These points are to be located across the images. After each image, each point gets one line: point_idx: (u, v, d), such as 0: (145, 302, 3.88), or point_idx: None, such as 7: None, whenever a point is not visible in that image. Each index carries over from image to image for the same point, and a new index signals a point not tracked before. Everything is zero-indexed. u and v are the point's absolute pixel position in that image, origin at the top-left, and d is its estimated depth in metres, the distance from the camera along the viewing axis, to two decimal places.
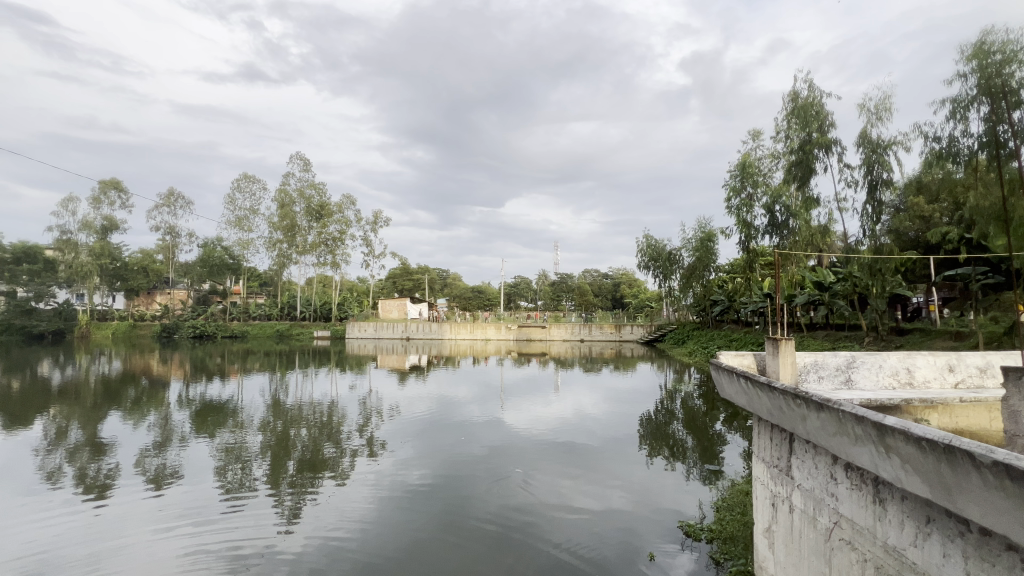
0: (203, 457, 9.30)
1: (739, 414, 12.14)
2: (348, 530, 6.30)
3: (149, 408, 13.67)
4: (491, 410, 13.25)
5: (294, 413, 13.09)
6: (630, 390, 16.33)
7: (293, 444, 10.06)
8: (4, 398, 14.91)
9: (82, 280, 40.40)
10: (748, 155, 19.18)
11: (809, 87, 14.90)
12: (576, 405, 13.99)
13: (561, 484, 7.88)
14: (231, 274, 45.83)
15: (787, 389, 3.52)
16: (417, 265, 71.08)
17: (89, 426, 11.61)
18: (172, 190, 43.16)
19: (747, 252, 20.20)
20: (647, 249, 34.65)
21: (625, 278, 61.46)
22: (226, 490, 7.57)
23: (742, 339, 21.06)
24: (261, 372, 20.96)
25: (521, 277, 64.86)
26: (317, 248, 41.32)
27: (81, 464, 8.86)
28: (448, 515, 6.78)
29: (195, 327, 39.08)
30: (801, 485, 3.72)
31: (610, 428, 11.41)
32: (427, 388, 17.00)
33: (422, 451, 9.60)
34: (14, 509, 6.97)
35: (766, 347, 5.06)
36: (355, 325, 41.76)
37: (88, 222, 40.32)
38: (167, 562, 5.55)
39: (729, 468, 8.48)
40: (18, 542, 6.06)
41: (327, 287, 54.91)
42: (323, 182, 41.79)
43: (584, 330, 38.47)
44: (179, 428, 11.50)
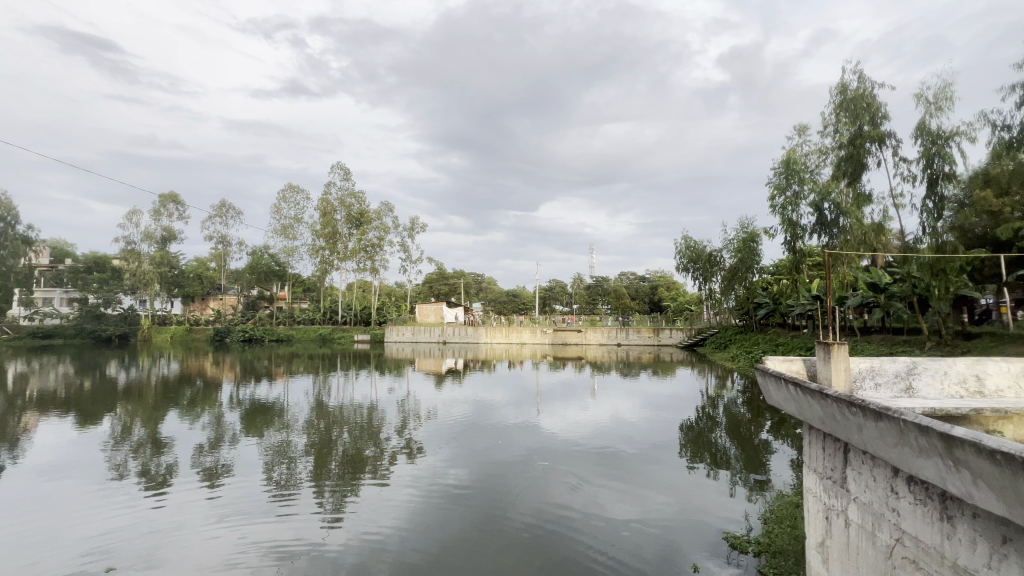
0: (254, 455, 9.74)
1: (786, 423, 11.60)
2: (386, 531, 6.36)
3: (202, 408, 14.44)
4: (527, 414, 13.22)
5: (335, 414, 13.54)
6: (669, 396, 15.91)
7: (335, 445, 10.37)
8: (75, 398, 16.07)
9: (144, 287, 43.25)
10: (793, 152, 18.39)
11: (858, 79, 14.18)
12: (613, 410, 13.79)
13: (598, 491, 7.75)
14: (277, 280, 47.91)
15: (841, 396, 3.34)
16: (453, 270, 72.25)
17: (150, 424, 12.38)
18: (223, 201, 45.62)
19: (793, 253, 19.36)
20: (686, 251, 33.77)
21: (662, 281, 60.16)
22: (273, 488, 7.87)
23: (789, 343, 20.14)
24: (305, 375, 21.81)
25: (556, 280, 64.67)
26: (357, 254, 42.66)
27: (143, 459, 9.45)
28: (486, 519, 6.76)
29: (245, 331, 41.06)
30: (858, 498, 3.51)
31: (648, 434, 11.15)
32: (463, 391, 17.17)
33: (459, 454, 9.69)
34: (82, 502, 7.41)
35: (816, 352, 4.83)
36: (393, 329, 42.66)
37: (149, 233, 43.19)
38: (222, 552, 5.83)
39: (777, 479, 8.09)
40: (83, 533, 6.40)
41: (367, 292, 56.55)
42: (363, 191, 43.12)
43: (621, 334, 37.74)
44: (230, 427, 12.08)
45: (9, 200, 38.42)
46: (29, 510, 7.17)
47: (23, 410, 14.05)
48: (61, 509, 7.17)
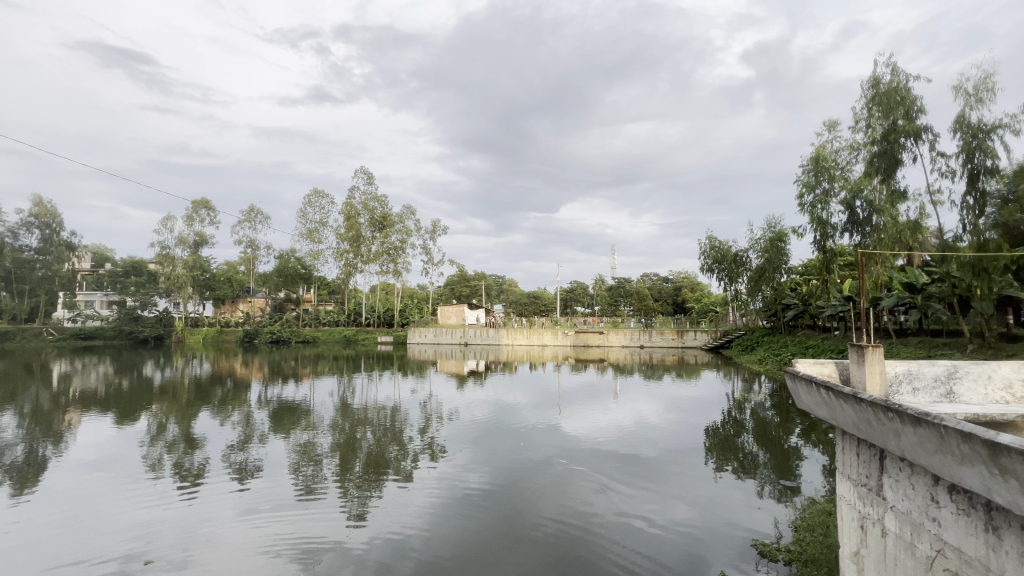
0: (281, 453, 9.98)
1: (817, 428, 11.25)
2: (409, 531, 6.41)
3: (232, 407, 14.86)
4: (549, 416, 13.20)
5: (360, 415, 13.78)
6: (694, 399, 15.61)
7: (359, 445, 10.54)
8: (114, 397, 16.72)
9: (178, 290, 44.83)
10: (823, 149, 17.87)
11: (892, 71, 13.69)
12: (636, 413, 13.63)
13: (621, 496, 7.65)
14: (303, 283, 49.01)
15: (876, 400, 3.23)
16: (475, 273, 72.80)
17: (184, 422, 12.84)
18: (252, 207, 46.99)
19: (823, 252, 18.79)
20: (710, 251, 33.16)
21: (685, 282, 59.24)
22: (300, 486, 8.05)
23: (820, 346, 19.54)
24: (330, 376, 22.25)
25: (577, 282, 64.30)
26: (380, 257, 43.33)
27: (177, 456, 9.79)
28: (508, 522, 6.76)
29: (273, 333, 42.06)
30: (895, 507, 3.38)
31: (673, 438, 10.98)
32: (485, 393, 17.23)
33: (481, 456, 9.72)
34: (122, 496, 7.72)
35: (850, 355, 4.67)
36: (416, 331, 43.08)
37: (183, 238, 44.78)
38: (251, 548, 5.98)
39: (808, 485, 7.86)
40: (122, 526, 6.67)
41: (390, 294, 57.38)
42: (385, 195, 43.78)
43: (644, 336, 37.26)
44: (259, 426, 12.41)
45: (54, 208, 40.43)
46: (74, 503, 7.51)
47: (67, 408, 14.74)
48: (101, 503, 7.47)
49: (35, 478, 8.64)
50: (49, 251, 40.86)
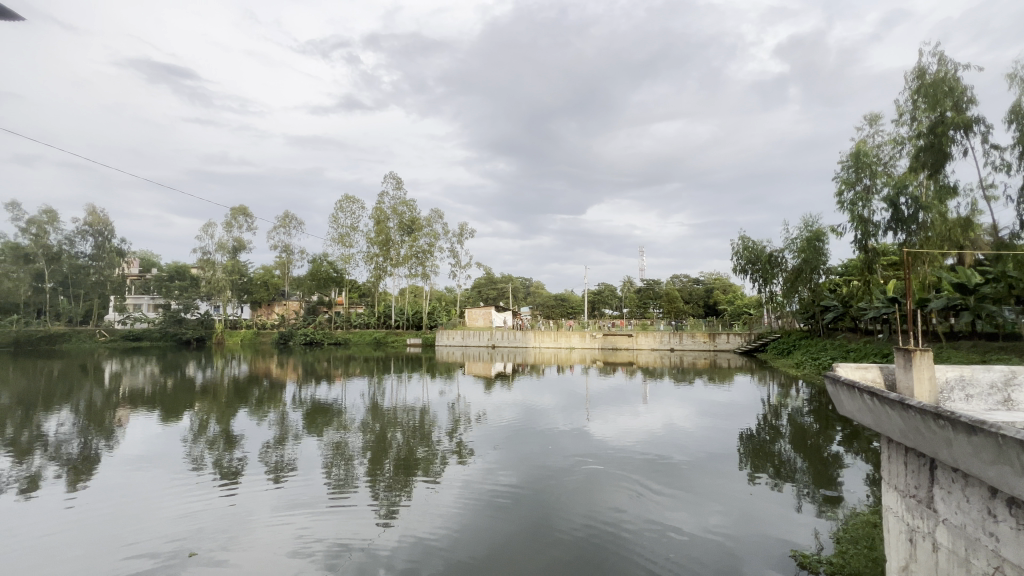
0: (314, 452, 10.26)
1: (860, 435, 10.74)
2: (437, 533, 6.47)
3: (268, 407, 15.33)
4: (576, 420, 13.11)
5: (389, 415, 14.04)
6: (727, 404, 15.17)
7: (389, 445, 10.72)
8: (159, 395, 17.56)
9: (218, 293, 46.75)
10: (864, 143, 17.12)
11: (939, 61, 13.02)
12: (666, 417, 13.36)
13: (651, 501, 7.50)
14: (335, 286, 50.26)
15: (925, 407, 3.07)
16: (502, 276, 73.21)
17: (223, 420, 13.39)
18: (287, 213, 48.57)
19: (865, 252, 17.97)
20: (744, 251, 32.25)
21: (718, 284, 57.81)
22: (332, 485, 8.22)
23: (862, 349, 18.69)
24: (361, 377, 22.75)
25: (605, 284, 63.56)
26: (408, 260, 44.06)
27: (217, 453, 10.19)
28: (537, 525, 6.72)
29: (306, 335, 43.24)
30: (947, 520, 3.20)
31: (705, 443, 10.70)
32: (512, 395, 17.28)
33: (508, 458, 9.73)
34: (167, 491, 8.07)
35: (896, 359, 4.44)
36: (444, 333, 43.51)
37: (222, 243, 46.69)
38: (286, 545, 6.17)
39: (851, 495, 7.51)
40: (167, 518, 7.01)
41: (419, 297, 58.17)
42: (414, 199, 44.47)
43: (674, 338, 36.54)
44: (294, 425, 12.82)
45: (106, 216, 42.87)
46: (123, 496, 7.88)
47: (117, 405, 15.56)
48: (147, 496, 7.86)
49: (89, 472, 9.13)
50: (101, 257, 43.30)
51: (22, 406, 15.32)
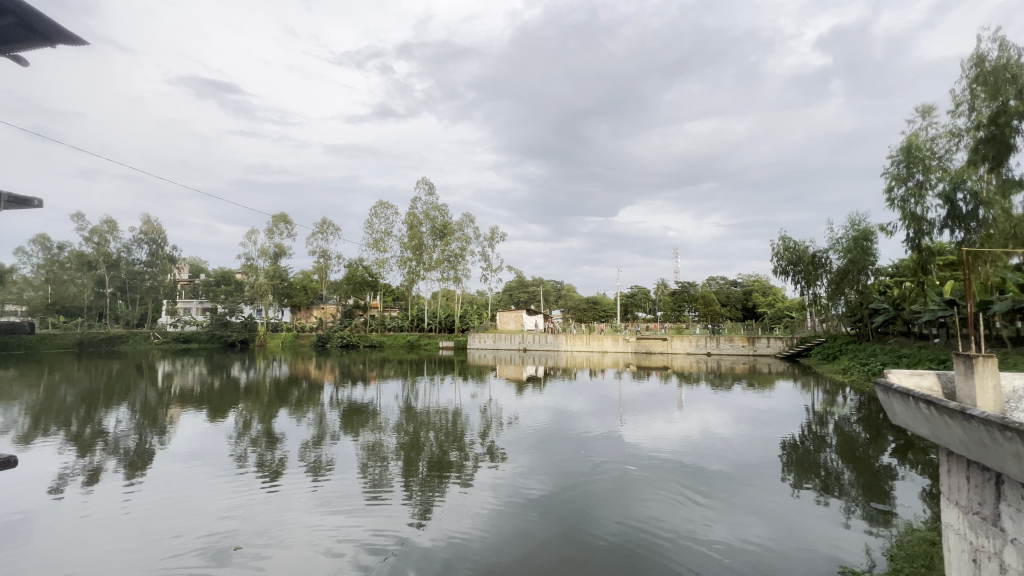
0: (351, 452, 10.52)
1: (915, 446, 10.10)
2: (469, 533, 6.51)
3: (308, 407, 15.84)
4: (609, 424, 12.94)
5: (422, 417, 14.25)
6: (768, 411, 14.58)
7: (422, 447, 10.88)
8: (207, 395, 18.46)
9: (261, 297, 48.75)
10: (916, 137, 16.16)
11: (1001, 47, 12.15)
12: (703, 423, 12.99)
13: (688, 509, 7.30)
14: (370, 290, 51.49)
15: (990, 417, 2.85)
16: (533, 279, 73.31)
17: (265, 419, 13.95)
18: (325, 219, 50.18)
19: (918, 251, 16.94)
20: (784, 252, 31.06)
21: (757, 286, 55.89)
22: (368, 484, 8.39)
23: (916, 355, 17.63)
24: (395, 379, 23.21)
25: (639, 287, 62.40)
26: (441, 264, 44.72)
27: (260, 451, 10.59)
28: (570, 530, 6.64)
29: (343, 337, 44.48)
30: (1016, 539, 2.97)
31: (745, 451, 10.33)
32: (544, 399, 17.22)
33: (540, 462, 9.68)
34: (214, 486, 8.45)
35: (954, 366, 4.17)
36: (475, 336, 43.92)
37: (264, 250, 48.67)
38: (324, 540, 6.34)
39: (905, 510, 7.06)
40: (214, 511, 7.35)
41: (451, 301, 58.83)
42: (446, 204, 45.10)
43: (711, 342, 35.47)
44: (331, 426, 13.21)
45: (158, 225, 45.46)
46: (175, 490, 8.31)
47: (169, 404, 16.46)
48: (197, 490, 8.28)
49: (143, 466, 9.67)
50: (155, 264, 45.99)
51: (85, 403, 16.41)
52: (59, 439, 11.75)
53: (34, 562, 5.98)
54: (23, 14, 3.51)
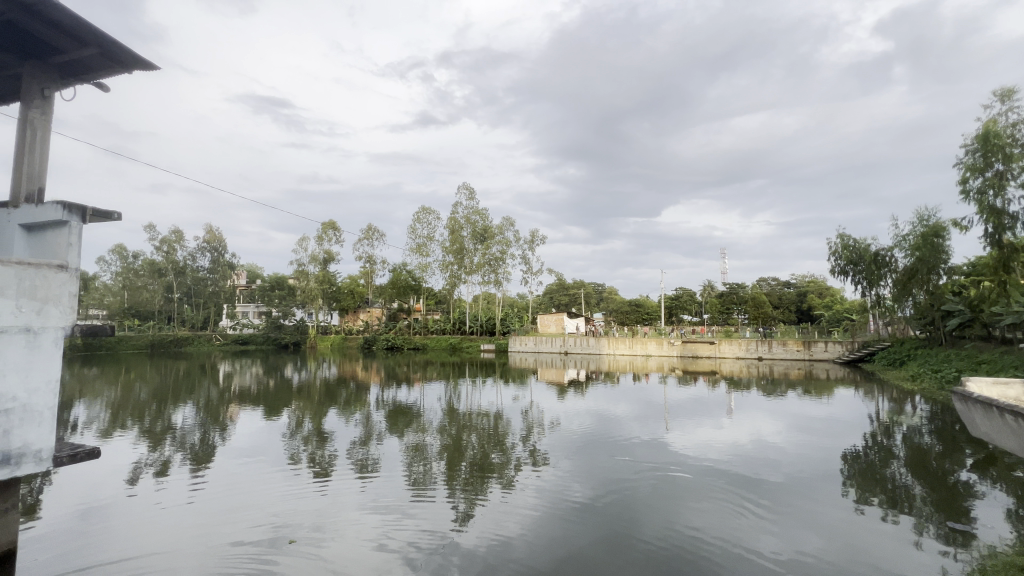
0: (396, 452, 10.77)
1: (999, 462, 9.19)
2: (513, 537, 6.49)
3: (355, 407, 16.42)
4: (653, 430, 12.59)
5: (465, 419, 14.44)
6: (826, 419, 13.74)
7: (465, 448, 10.98)
8: (263, 394, 19.54)
9: (312, 301, 51.02)
10: (994, 122, 14.80)
11: None
12: (753, 431, 12.42)
13: (737, 519, 6.98)
14: (414, 293, 52.74)
15: None
16: (574, 282, 72.92)
17: (316, 418, 14.57)
18: (371, 226, 51.99)
19: (999, 248, 15.49)
20: (843, 251, 29.32)
21: (813, 286, 52.93)
22: (412, 484, 8.56)
23: (997, 361, 16.10)
24: (438, 381, 23.66)
25: (684, 289, 60.41)
26: (482, 268, 45.29)
27: (311, 449, 11.05)
28: (613, 536, 6.51)
29: (388, 340, 45.77)
30: None
31: (802, 462, 9.77)
32: (586, 403, 17.01)
33: (582, 466, 9.53)
34: (270, 481, 8.89)
35: None
36: (517, 338, 44.16)
37: (315, 256, 50.96)
38: (369, 536, 6.52)
39: (987, 531, 6.45)
40: (270, 505, 7.73)
41: (492, 304, 59.34)
42: (486, 208, 45.58)
43: (762, 347, 33.84)
44: (378, 425, 13.61)
45: (218, 234, 48.58)
46: (234, 484, 8.77)
47: (230, 402, 17.50)
48: (254, 484, 8.75)
49: (207, 460, 10.32)
50: (216, 271, 49.16)
51: (157, 400, 17.75)
52: (133, 432, 12.76)
53: (113, 542, 6.53)
54: (103, 45, 5.32)
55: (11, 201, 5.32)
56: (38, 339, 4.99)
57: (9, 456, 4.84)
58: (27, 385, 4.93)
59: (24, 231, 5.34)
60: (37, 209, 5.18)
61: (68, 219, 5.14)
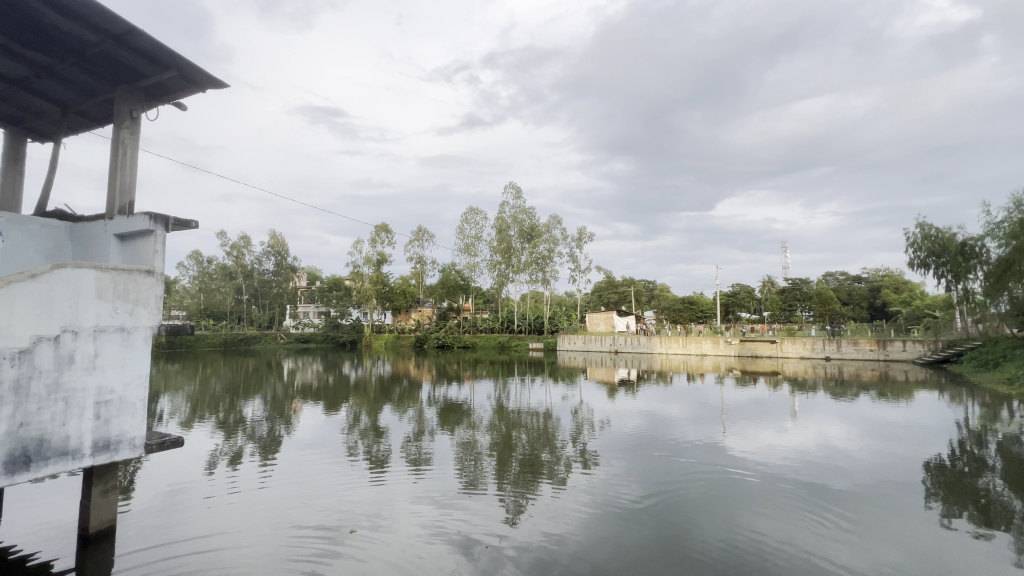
0: (448, 448, 11.01)
1: None
2: (564, 537, 6.44)
3: (409, 404, 16.99)
4: (709, 432, 12.12)
5: (514, 417, 14.52)
6: (904, 425, 12.68)
7: (514, 447, 11.04)
8: (324, 390, 20.64)
9: (366, 301, 53.12)
10: None
11: None
12: (821, 436, 11.64)
13: (801, 527, 6.59)
14: (463, 293, 53.74)
15: None
16: (624, 278, 71.64)
17: (372, 414, 15.18)
18: (421, 228, 53.45)
19: None
20: (924, 242, 27.06)
21: (888, 280, 48.87)
22: (463, 480, 8.71)
23: None
24: (487, 379, 24.02)
25: (741, 285, 57.28)
26: (529, 266, 45.39)
27: (368, 443, 11.51)
28: (667, 540, 6.28)
29: (438, 339, 46.76)
30: None
31: (878, 470, 9.03)
32: (637, 403, 16.68)
33: (633, 468, 9.32)
34: (331, 472, 9.32)
35: None
36: (565, 337, 43.91)
37: (369, 258, 53.01)
38: (420, 528, 6.70)
39: None
40: (330, 493, 8.13)
41: (540, 302, 59.43)
42: (533, 206, 45.60)
43: (830, 346, 31.65)
44: (430, 422, 13.98)
45: (281, 239, 51.63)
46: (297, 474, 9.29)
47: (294, 397, 18.59)
48: (316, 474, 9.23)
49: (274, 451, 10.96)
50: (280, 273, 52.27)
51: (230, 394, 19.17)
52: (210, 424, 13.81)
53: (195, 520, 7.13)
54: (181, 68, 5.80)
55: (107, 213, 5.96)
56: (131, 338, 5.53)
57: (108, 442, 5.40)
58: (122, 378, 5.47)
59: (118, 238, 5.95)
60: (129, 220, 5.74)
61: (154, 227, 5.63)
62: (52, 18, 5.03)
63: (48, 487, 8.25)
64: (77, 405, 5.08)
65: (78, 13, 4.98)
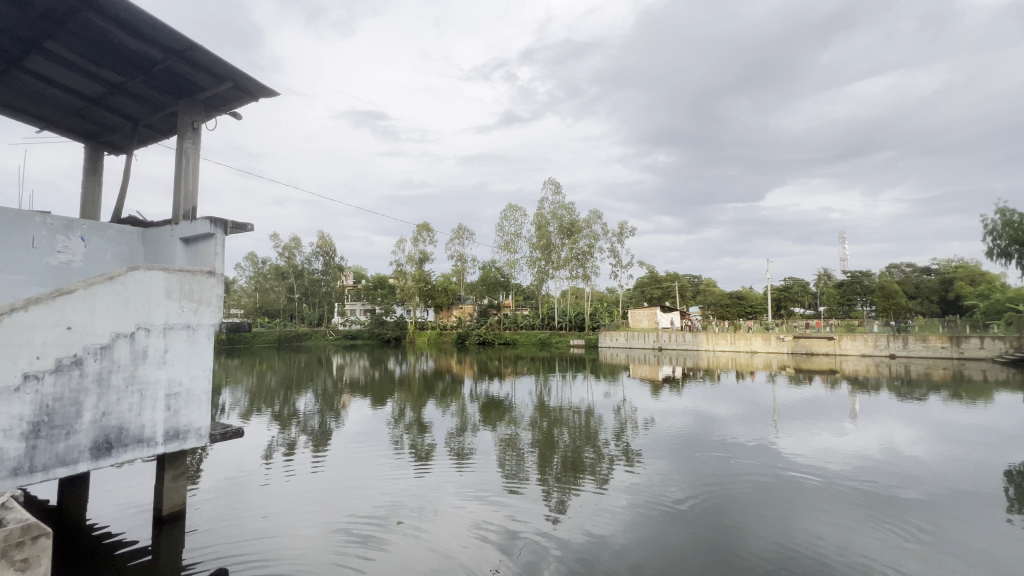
0: (490, 443, 11.12)
1: None
2: (608, 533, 6.37)
3: (451, 399, 17.31)
4: (760, 433, 11.60)
5: (556, 414, 14.48)
6: (982, 429, 11.66)
7: (556, 444, 11.01)
8: (371, 385, 21.36)
9: (410, 299, 54.45)
10: None
11: None
12: (884, 439, 10.89)
13: (863, 532, 6.21)
14: (503, 290, 54.06)
15: None
16: (668, 273, 69.76)
17: (416, 408, 15.57)
18: (461, 226, 54.07)
19: None
20: (1005, 230, 24.67)
21: (963, 271, 45.02)
22: (506, 475, 8.76)
23: None
24: (529, 375, 24.08)
25: (794, 279, 54.47)
26: (569, 262, 45.00)
27: (412, 437, 11.80)
28: (714, 540, 6.09)
29: (480, 335, 47.21)
30: None
31: (951, 477, 8.36)
32: (682, 401, 16.22)
33: (679, 467, 9.07)
34: (378, 464, 9.62)
35: None
36: (607, 334, 43.33)
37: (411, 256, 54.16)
38: (464, 519, 6.83)
39: None
40: (377, 484, 8.41)
41: (580, 298, 58.90)
42: (572, 202, 45.14)
43: (895, 343, 29.55)
44: (472, 417, 14.18)
45: (328, 239, 53.74)
46: (347, 465, 9.65)
47: (343, 391, 19.34)
48: (364, 466, 9.55)
49: (325, 443, 11.44)
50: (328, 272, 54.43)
51: (284, 388, 20.22)
52: (267, 417, 14.57)
53: (254, 503, 7.58)
54: (236, 79, 6.13)
55: (174, 219, 6.40)
56: (196, 335, 5.91)
57: (178, 432, 5.81)
58: (190, 372, 5.87)
59: (184, 242, 6.38)
60: (193, 224, 6.15)
61: (214, 231, 6.00)
62: (124, 39, 5.45)
63: (128, 471, 8.98)
64: (150, 397, 5.50)
65: (146, 33, 5.36)
